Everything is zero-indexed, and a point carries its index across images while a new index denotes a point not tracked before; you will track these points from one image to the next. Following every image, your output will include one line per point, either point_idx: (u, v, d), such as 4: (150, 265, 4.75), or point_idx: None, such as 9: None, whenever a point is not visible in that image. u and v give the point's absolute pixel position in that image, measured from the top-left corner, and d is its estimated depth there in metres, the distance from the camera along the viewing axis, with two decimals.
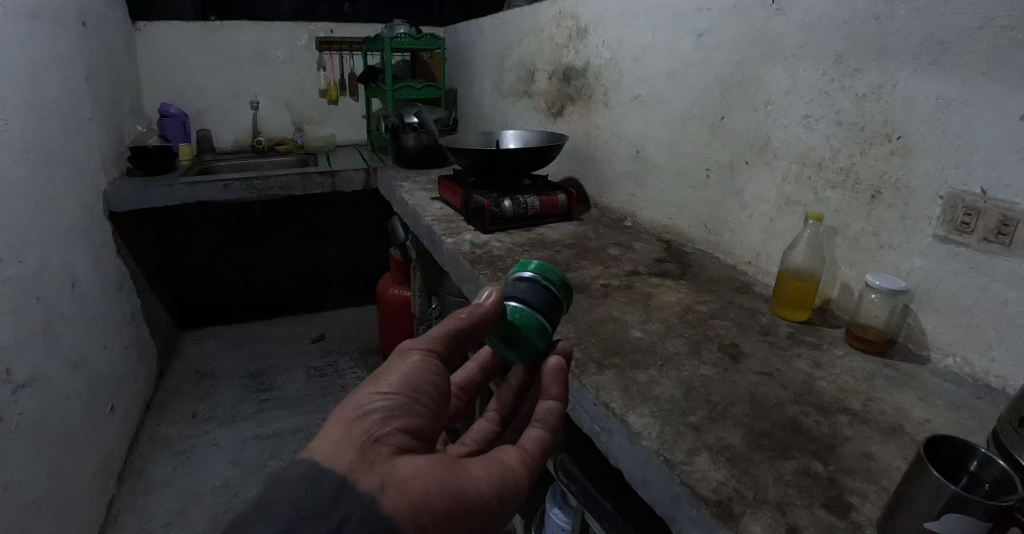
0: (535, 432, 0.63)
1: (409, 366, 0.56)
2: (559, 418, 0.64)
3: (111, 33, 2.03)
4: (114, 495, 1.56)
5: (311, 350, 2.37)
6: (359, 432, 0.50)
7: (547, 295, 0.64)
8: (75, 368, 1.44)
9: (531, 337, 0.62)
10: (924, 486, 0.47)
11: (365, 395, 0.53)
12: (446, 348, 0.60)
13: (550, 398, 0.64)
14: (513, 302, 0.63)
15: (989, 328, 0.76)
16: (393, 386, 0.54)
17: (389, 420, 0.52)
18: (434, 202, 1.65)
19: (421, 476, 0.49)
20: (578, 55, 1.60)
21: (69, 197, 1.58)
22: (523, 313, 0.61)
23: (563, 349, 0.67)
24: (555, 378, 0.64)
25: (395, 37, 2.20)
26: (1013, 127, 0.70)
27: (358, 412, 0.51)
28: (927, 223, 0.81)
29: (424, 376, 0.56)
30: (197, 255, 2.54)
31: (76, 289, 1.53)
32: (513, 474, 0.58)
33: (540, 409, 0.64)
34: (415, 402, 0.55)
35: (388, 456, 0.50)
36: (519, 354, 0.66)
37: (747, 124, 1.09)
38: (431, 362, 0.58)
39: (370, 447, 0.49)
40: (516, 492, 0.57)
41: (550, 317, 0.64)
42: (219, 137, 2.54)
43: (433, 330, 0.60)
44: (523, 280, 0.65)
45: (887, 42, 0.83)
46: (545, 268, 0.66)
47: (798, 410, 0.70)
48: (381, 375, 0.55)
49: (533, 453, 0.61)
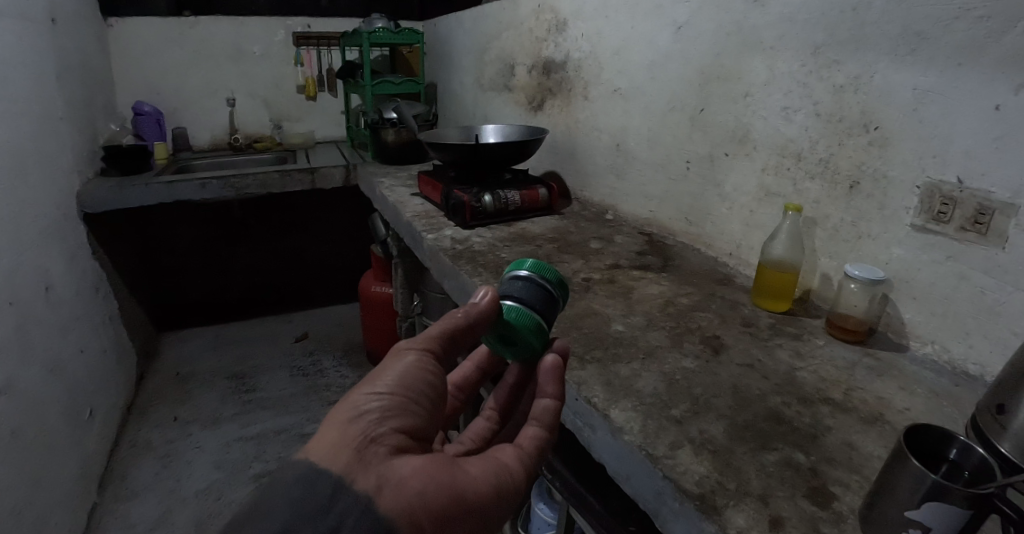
0: (533, 430, 0.61)
1: (405, 365, 0.54)
2: (556, 415, 0.62)
3: (82, 28, 1.97)
4: (96, 502, 1.52)
5: (294, 349, 2.33)
6: (356, 432, 0.48)
7: (544, 293, 0.61)
8: (52, 374, 1.39)
9: (527, 336, 0.59)
10: (905, 475, 0.47)
11: (361, 395, 0.51)
12: (442, 348, 0.58)
13: (547, 397, 0.62)
14: (509, 301, 0.60)
15: (966, 316, 0.77)
16: (389, 386, 0.52)
17: (385, 420, 0.50)
18: (414, 198, 1.63)
19: (418, 476, 0.48)
20: (558, 49, 1.59)
21: (42, 197, 1.53)
22: (519, 313, 0.59)
23: (559, 347, 0.65)
24: (550, 375, 0.62)
25: (373, 32, 2.16)
26: (989, 118, 0.71)
27: (354, 412, 0.50)
28: (905, 213, 0.82)
29: (420, 376, 0.55)
30: (176, 254, 2.49)
31: (52, 292, 1.48)
32: (511, 473, 0.56)
33: (537, 408, 0.62)
34: (413, 402, 0.53)
35: (385, 457, 0.48)
36: (515, 352, 0.64)
37: (727, 116, 1.09)
38: (427, 362, 0.56)
39: (367, 447, 0.48)
40: (513, 492, 0.56)
41: (546, 315, 0.61)
42: (196, 135, 2.48)
43: (429, 330, 0.58)
44: (519, 278, 0.63)
45: (865, 33, 0.83)
46: (541, 266, 0.64)
47: (780, 400, 0.70)
48: (377, 375, 0.53)
49: (530, 452, 0.60)
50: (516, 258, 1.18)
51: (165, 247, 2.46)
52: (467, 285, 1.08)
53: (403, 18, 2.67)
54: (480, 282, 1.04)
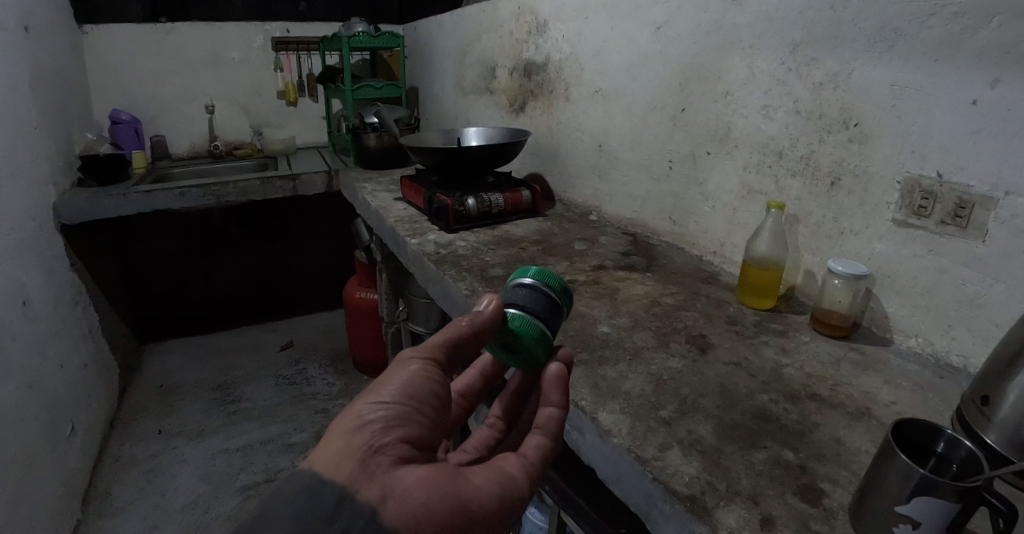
0: (537, 439, 0.60)
1: (409, 374, 0.53)
2: (560, 424, 0.61)
3: (56, 36, 1.92)
4: (80, 520, 1.48)
5: (279, 359, 2.30)
6: (360, 442, 0.47)
7: (548, 301, 0.61)
8: (31, 391, 1.35)
9: (532, 345, 0.59)
10: (893, 470, 0.47)
11: (364, 405, 0.50)
12: (447, 357, 0.57)
13: (551, 405, 0.60)
14: (513, 309, 0.59)
15: (948, 308, 0.77)
16: (393, 395, 0.51)
17: (388, 430, 0.49)
18: (397, 203, 1.62)
19: (422, 487, 0.47)
20: (538, 50, 1.59)
21: (17, 209, 1.48)
22: (523, 320, 0.58)
23: (563, 355, 0.63)
24: (555, 384, 0.60)
25: (353, 36, 2.14)
26: (967, 112, 0.72)
27: (357, 422, 0.49)
28: (886, 208, 0.82)
29: (424, 385, 0.53)
30: (158, 265, 2.44)
31: (29, 307, 1.44)
32: (515, 483, 0.55)
33: (540, 416, 0.60)
34: (417, 412, 0.52)
35: (389, 467, 0.47)
36: (519, 360, 0.63)
37: (707, 116, 1.10)
38: (432, 371, 0.54)
39: (371, 458, 0.47)
40: (518, 501, 0.54)
41: (551, 323, 0.60)
42: (175, 143, 2.44)
43: (434, 337, 0.56)
44: (523, 286, 0.62)
45: (843, 30, 0.84)
46: (545, 273, 0.63)
47: (767, 398, 0.69)
48: (380, 384, 0.52)
49: (535, 460, 0.58)
50: (501, 260, 1.17)
51: (146, 257, 2.41)
52: (451, 289, 1.06)
53: (383, 22, 2.65)
54: (464, 286, 1.03)
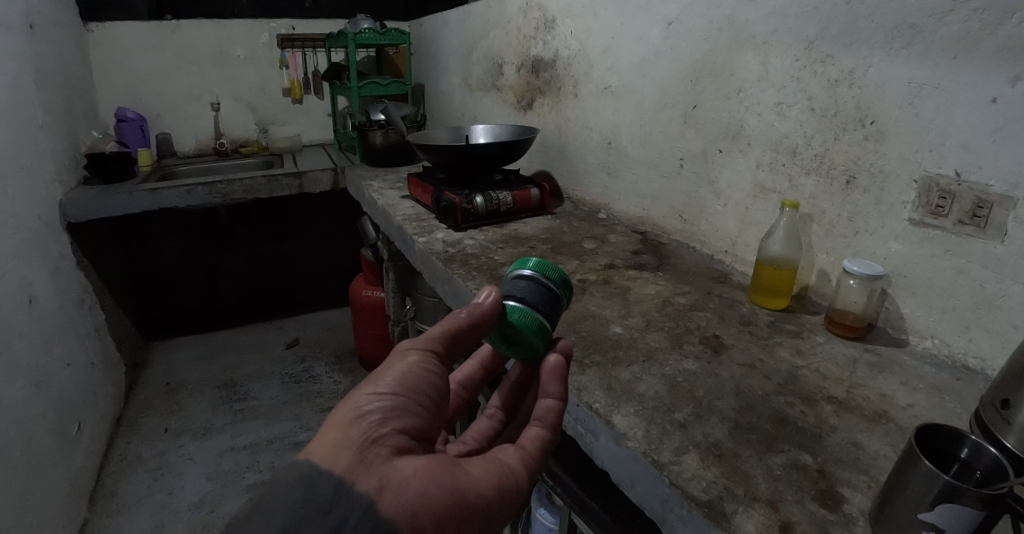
0: (535, 431, 0.59)
1: (407, 366, 0.52)
2: (559, 415, 0.60)
3: (62, 34, 1.92)
4: (87, 519, 1.48)
5: (286, 357, 2.30)
6: (357, 434, 0.47)
7: (548, 293, 0.60)
8: (38, 388, 1.35)
9: (531, 338, 0.58)
10: (915, 477, 0.46)
11: (362, 396, 0.49)
12: (446, 348, 0.56)
13: (550, 397, 0.60)
14: (513, 300, 0.58)
15: (966, 310, 0.76)
16: (392, 386, 0.50)
17: (387, 420, 0.49)
18: (404, 201, 1.61)
19: (420, 478, 0.47)
20: (547, 47, 1.58)
21: (24, 208, 1.49)
22: (523, 313, 0.57)
23: (562, 347, 0.62)
24: (553, 376, 0.60)
25: (359, 32, 2.12)
26: (986, 110, 0.71)
27: (356, 413, 0.48)
28: (903, 208, 0.81)
29: (423, 377, 0.53)
30: (162, 263, 2.44)
31: (35, 306, 1.44)
32: (513, 475, 0.54)
33: (539, 408, 0.60)
34: (415, 403, 0.51)
35: (387, 457, 0.47)
36: (519, 352, 0.62)
37: (722, 113, 1.08)
38: (431, 362, 0.54)
39: (368, 449, 0.46)
40: (515, 494, 0.54)
41: (551, 316, 0.59)
42: (181, 141, 2.43)
43: (433, 328, 0.56)
44: (522, 278, 0.61)
45: (859, 26, 0.83)
46: (545, 265, 0.62)
47: (783, 401, 0.69)
48: (378, 375, 0.51)
49: (533, 453, 0.58)
50: (511, 260, 1.17)
51: (150, 256, 2.40)
52: (461, 290, 1.06)
53: (388, 18, 2.63)
54: (473, 287, 1.02)
